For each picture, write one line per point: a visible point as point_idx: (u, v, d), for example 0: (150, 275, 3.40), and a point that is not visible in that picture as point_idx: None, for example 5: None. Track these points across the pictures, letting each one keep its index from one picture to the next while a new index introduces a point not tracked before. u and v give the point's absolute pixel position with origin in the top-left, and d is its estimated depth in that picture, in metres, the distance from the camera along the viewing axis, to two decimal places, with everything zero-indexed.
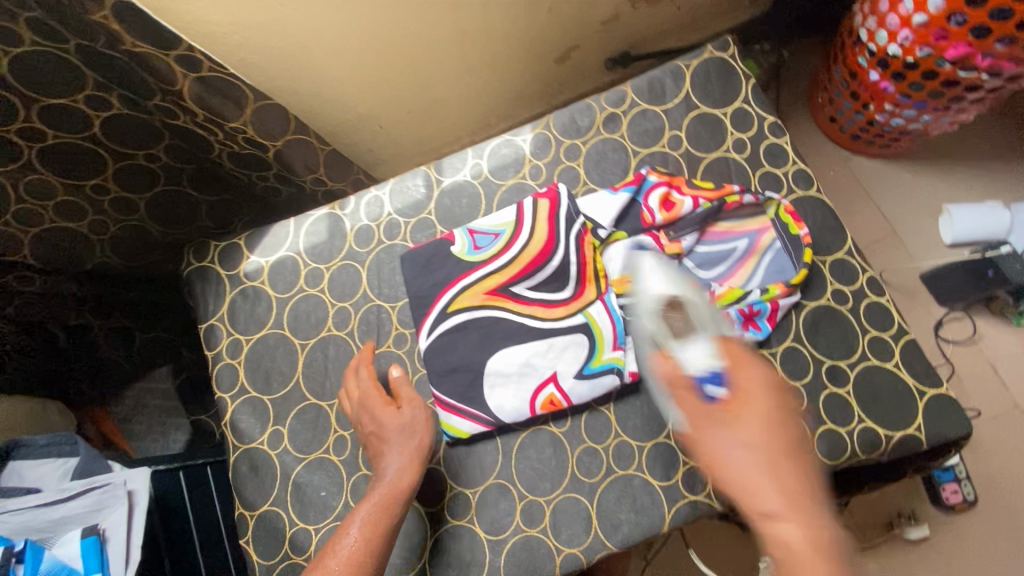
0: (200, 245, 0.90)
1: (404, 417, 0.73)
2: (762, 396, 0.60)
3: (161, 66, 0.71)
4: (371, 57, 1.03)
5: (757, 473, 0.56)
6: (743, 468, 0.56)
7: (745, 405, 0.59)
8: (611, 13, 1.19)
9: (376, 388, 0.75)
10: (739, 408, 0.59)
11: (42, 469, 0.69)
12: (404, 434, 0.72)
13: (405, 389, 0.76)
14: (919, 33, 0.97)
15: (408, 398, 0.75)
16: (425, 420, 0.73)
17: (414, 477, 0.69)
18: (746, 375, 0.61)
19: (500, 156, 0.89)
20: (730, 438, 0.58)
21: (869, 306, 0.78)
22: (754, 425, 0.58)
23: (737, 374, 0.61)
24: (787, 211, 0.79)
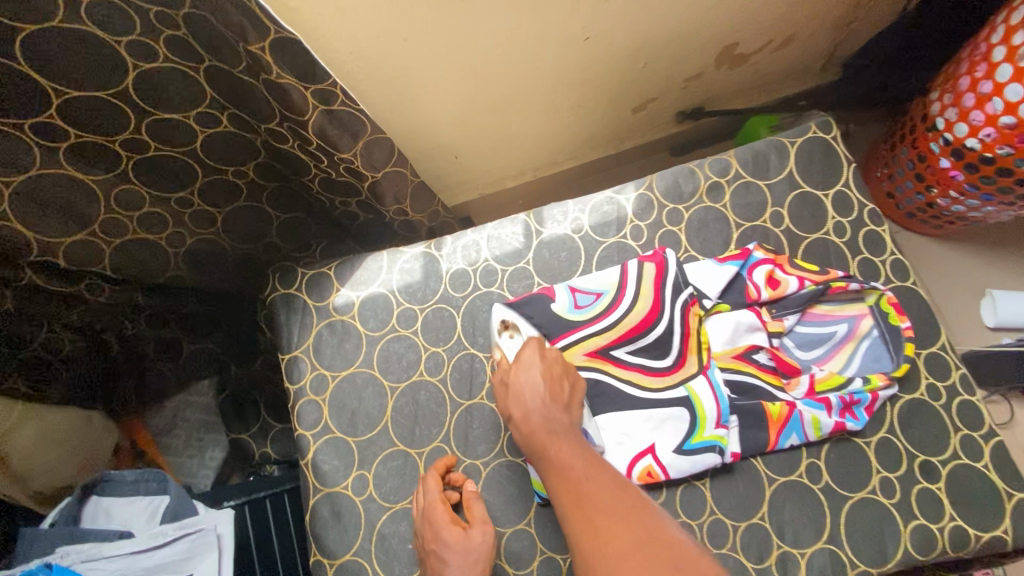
0: (287, 272, 0.87)
1: (467, 541, 0.66)
2: (546, 417, 0.65)
3: (297, 96, 0.69)
4: (469, 93, 1.02)
5: (583, 481, 0.57)
6: (578, 478, 0.58)
7: (534, 425, 0.65)
8: (696, 72, 1.20)
9: (442, 503, 0.69)
10: (532, 426, 0.65)
11: (132, 506, 0.74)
12: (462, 565, 0.65)
13: (477, 507, 0.69)
14: (1003, 133, 1.00)
15: (479, 518, 0.68)
16: (487, 554, 0.66)
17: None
18: (520, 390, 0.68)
19: (602, 214, 0.89)
20: (555, 453, 0.62)
21: (961, 404, 0.79)
22: (545, 439, 0.63)
23: (525, 388, 0.68)
24: (889, 302, 0.80)
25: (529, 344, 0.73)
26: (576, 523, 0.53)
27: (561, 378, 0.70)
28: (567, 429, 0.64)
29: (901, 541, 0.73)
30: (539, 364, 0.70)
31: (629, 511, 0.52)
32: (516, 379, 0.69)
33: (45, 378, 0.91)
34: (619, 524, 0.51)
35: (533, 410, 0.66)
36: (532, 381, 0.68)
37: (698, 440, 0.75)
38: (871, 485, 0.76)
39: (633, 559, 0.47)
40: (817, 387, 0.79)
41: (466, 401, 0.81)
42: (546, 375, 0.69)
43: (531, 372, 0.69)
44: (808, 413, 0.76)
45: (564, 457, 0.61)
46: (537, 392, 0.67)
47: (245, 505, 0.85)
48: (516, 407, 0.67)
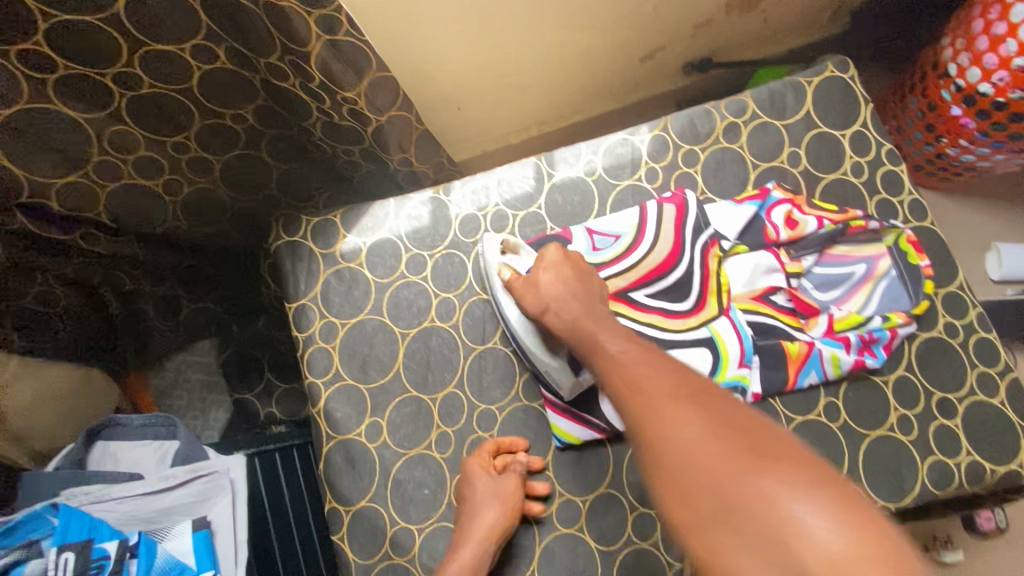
0: (290, 219, 0.84)
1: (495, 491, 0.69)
2: (581, 303, 0.65)
3: (299, 25, 0.64)
4: (474, 37, 0.97)
5: (640, 370, 0.54)
6: (630, 365, 0.55)
7: (575, 313, 0.65)
8: (705, 18, 1.17)
9: (485, 452, 0.73)
10: (576, 315, 0.64)
11: (137, 453, 0.73)
12: (487, 504, 0.68)
13: (516, 465, 0.73)
14: (1017, 76, 0.99)
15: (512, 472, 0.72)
16: (512, 505, 0.70)
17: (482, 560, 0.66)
18: (547, 284, 0.68)
19: (615, 155, 0.86)
20: (612, 345, 0.59)
21: (978, 341, 0.79)
22: (592, 326, 0.63)
23: (553, 284, 0.68)
24: (908, 241, 0.79)
25: (552, 244, 0.72)
26: (636, 407, 0.50)
27: (588, 272, 0.70)
28: (604, 317, 0.64)
29: (919, 477, 0.73)
30: (567, 262, 0.70)
31: (699, 394, 0.49)
32: (541, 277, 0.69)
33: (41, 330, 0.87)
34: (689, 408, 0.47)
35: (568, 299, 0.66)
36: (561, 277, 0.68)
37: (721, 380, 0.74)
38: (889, 423, 0.76)
39: (716, 440, 0.44)
40: (835, 326, 0.78)
41: (479, 346, 0.79)
42: (574, 269, 0.69)
43: (558, 270, 0.68)
44: (828, 350, 0.76)
45: (619, 351, 0.58)
46: (567, 284, 0.67)
47: (255, 457, 0.84)
48: (548, 299, 0.67)
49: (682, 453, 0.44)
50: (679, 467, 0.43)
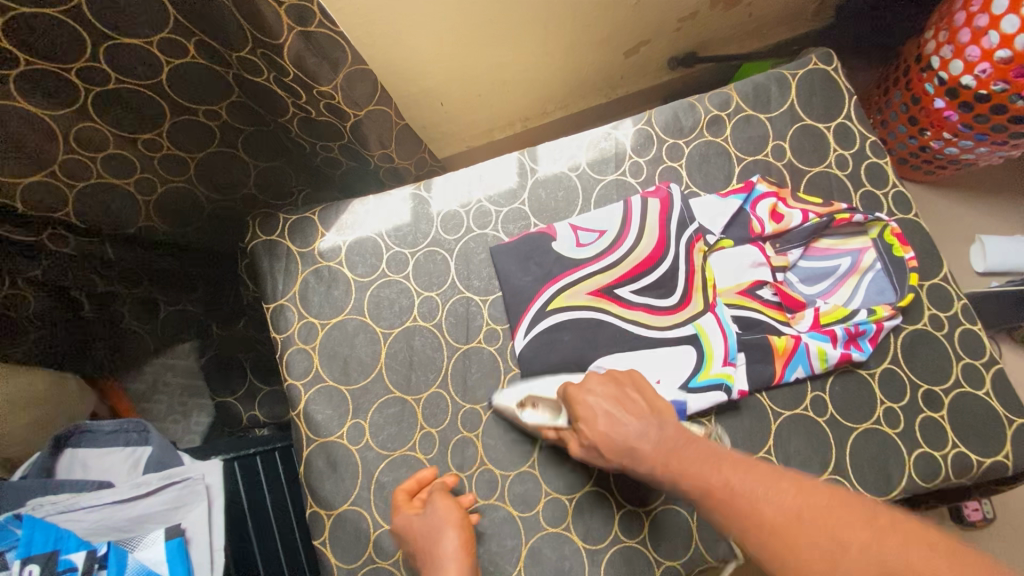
0: (267, 217, 0.82)
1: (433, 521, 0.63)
2: (648, 437, 0.62)
3: (270, 16, 0.63)
4: (456, 31, 0.96)
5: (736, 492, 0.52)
6: (727, 489, 0.53)
7: (652, 449, 0.61)
8: (689, 11, 1.16)
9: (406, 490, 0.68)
10: (652, 459, 0.60)
11: (109, 460, 0.71)
12: (427, 536, 0.62)
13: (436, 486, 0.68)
14: (998, 68, 0.99)
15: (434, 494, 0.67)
16: (452, 517, 0.63)
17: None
18: (603, 431, 0.64)
19: (600, 150, 0.85)
20: (702, 472, 0.55)
21: (963, 333, 0.79)
22: (676, 462, 0.58)
23: (607, 428, 0.64)
24: (893, 233, 0.79)
25: (572, 390, 0.68)
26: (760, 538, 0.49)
27: (624, 391, 0.67)
28: (680, 439, 0.60)
29: (906, 470, 0.73)
30: (611, 393, 0.67)
31: (832, 500, 0.49)
32: (592, 426, 0.65)
33: (12, 336, 0.85)
34: (813, 518, 0.48)
35: (633, 437, 0.62)
36: (608, 415, 0.65)
37: (704, 378, 0.73)
38: (876, 416, 0.75)
39: (882, 550, 0.44)
40: (821, 320, 0.77)
41: (463, 344, 0.78)
42: (613, 397, 0.66)
43: (600, 411, 0.65)
44: (814, 345, 0.75)
45: (704, 471, 0.55)
46: (621, 422, 0.64)
47: (234, 462, 0.81)
48: (616, 448, 0.63)
49: (856, 568, 0.43)
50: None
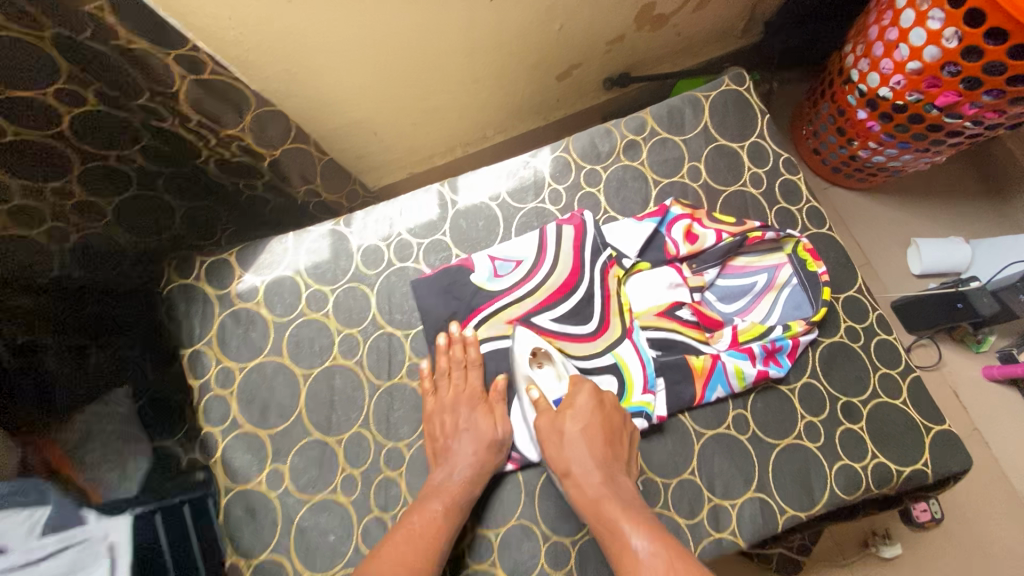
0: (183, 260, 0.81)
1: (457, 429, 0.71)
2: (606, 478, 0.66)
3: (157, 64, 0.64)
4: (377, 66, 0.97)
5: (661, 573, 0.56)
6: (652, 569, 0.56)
7: (597, 490, 0.65)
8: (616, 34, 1.18)
9: (478, 390, 0.75)
10: (598, 492, 0.64)
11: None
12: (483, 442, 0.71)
13: (500, 407, 0.74)
14: (911, 79, 1.01)
15: (502, 415, 0.74)
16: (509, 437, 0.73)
17: (459, 516, 0.66)
18: (572, 441, 0.68)
19: (519, 179, 0.86)
20: (630, 531, 0.60)
21: (879, 344, 0.80)
22: (615, 511, 0.62)
23: (582, 439, 0.68)
24: (805, 249, 0.80)
25: (585, 388, 0.72)
26: None
27: (620, 436, 0.70)
28: (630, 504, 0.64)
29: (828, 483, 0.73)
30: (601, 427, 0.69)
31: None
32: (572, 432, 0.69)
33: None
34: None
35: (592, 467, 0.66)
36: (588, 431, 0.69)
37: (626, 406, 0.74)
38: (797, 431, 0.76)
39: None
40: (740, 337, 0.78)
41: (384, 382, 0.77)
42: (603, 428, 0.69)
43: (591, 428, 0.69)
44: (732, 363, 0.76)
45: (636, 535, 0.60)
46: (596, 446, 0.68)
47: (156, 512, 0.78)
48: (575, 460, 0.67)
49: None
50: None
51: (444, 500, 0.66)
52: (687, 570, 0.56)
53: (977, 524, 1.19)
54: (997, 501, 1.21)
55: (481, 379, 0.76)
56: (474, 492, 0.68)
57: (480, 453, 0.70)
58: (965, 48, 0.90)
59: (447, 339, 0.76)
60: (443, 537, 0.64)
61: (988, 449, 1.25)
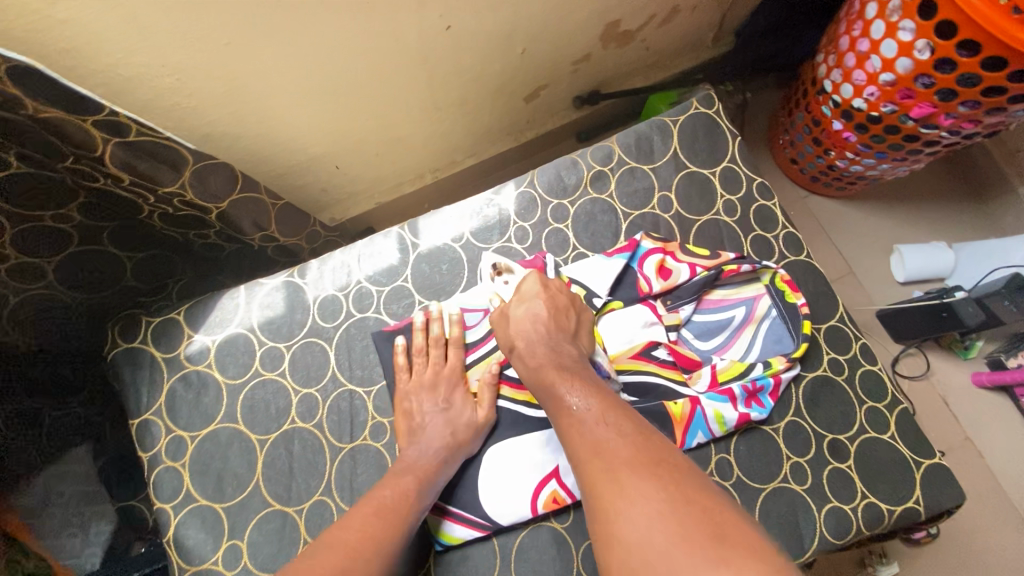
0: (127, 322, 0.77)
1: (433, 408, 0.70)
2: (550, 348, 0.65)
3: (76, 131, 0.60)
4: (331, 102, 0.93)
5: (598, 424, 0.54)
6: (589, 423, 0.54)
7: (541, 359, 0.64)
8: (583, 53, 1.15)
9: (461, 377, 0.74)
10: (539, 361, 0.64)
11: None
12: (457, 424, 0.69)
13: (486, 390, 0.73)
14: (884, 90, 0.98)
15: (487, 400, 0.72)
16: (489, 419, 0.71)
17: (419, 498, 0.63)
18: (518, 320, 0.69)
19: (483, 218, 0.82)
20: (567, 390, 0.58)
21: (864, 376, 0.77)
22: (553, 373, 0.61)
23: (526, 316, 0.69)
24: (783, 279, 0.77)
25: (531, 276, 0.73)
26: (590, 468, 0.50)
27: (567, 310, 0.70)
28: (570, 367, 0.63)
29: (817, 529, 0.69)
30: (545, 306, 0.69)
31: (656, 457, 0.49)
32: (516, 311, 0.70)
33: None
34: (641, 473, 0.47)
35: (537, 341, 0.66)
36: (533, 311, 0.69)
37: None
38: (784, 473, 0.72)
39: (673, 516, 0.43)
40: (719, 378, 0.75)
41: (347, 444, 0.73)
42: (550, 307, 0.69)
43: (534, 305, 0.69)
44: (711, 408, 0.72)
45: (572, 392, 0.58)
46: (539, 320, 0.68)
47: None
48: (520, 336, 0.67)
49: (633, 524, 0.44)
50: (633, 545, 0.43)
51: (415, 478, 0.64)
52: (631, 430, 0.52)
53: (976, 539, 1.16)
54: (993, 514, 1.18)
55: (460, 363, 0.74)
56: (442, 475, 0.66)
57: (455, 434, 0.69)
58: (938, 60, 0.87)
59: (424, 317, 0.76)
60: (405, 523, 0.60)
61: (982, 459, 1.22)
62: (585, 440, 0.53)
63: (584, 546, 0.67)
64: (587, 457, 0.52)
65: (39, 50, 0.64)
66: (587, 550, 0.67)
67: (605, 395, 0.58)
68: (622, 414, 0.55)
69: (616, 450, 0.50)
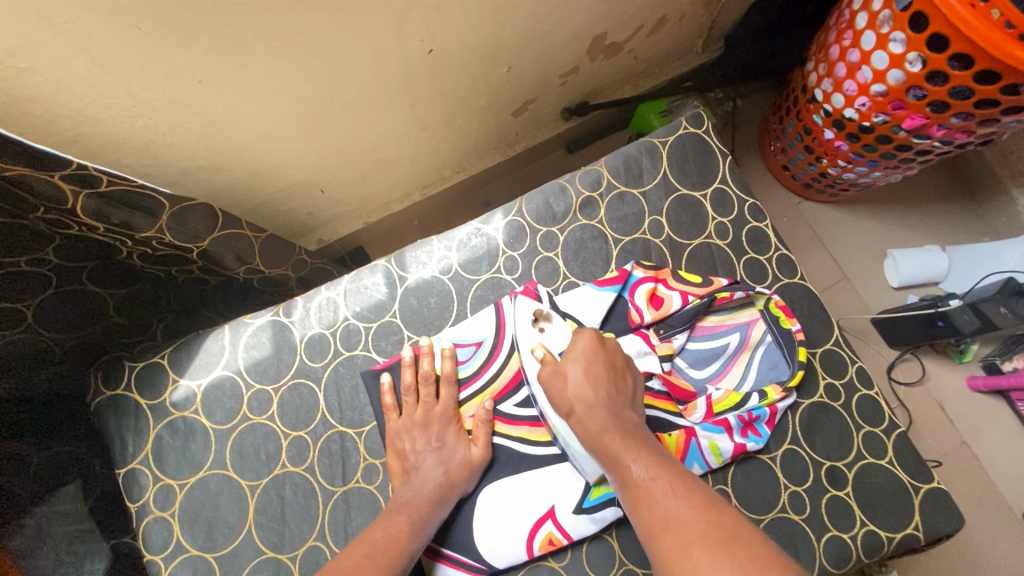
0: (109, 369, 0.75)
1: (427, 447, 0.68)
2: (613, 412, 0.60)
3: (43, 185, 0.58)
4: (312, 130, 0.90)
5: (668, 497, 0.50)
6: (658, 495, 0.50)
7: (603, 423, 0.59)
8: (570, 67, 1.13)
9: (454, 415, 0.71)
10: (600, 426, 0.58)
11: None
12: (447, 464, 0.67)
13: (481, 429, 0.70)
14: (876, 101, 0.97)
15: (481, 438, 0.70)
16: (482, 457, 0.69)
17: (413, 538, 0.61)
18: (574, 382, 0.63)
19: (470, 249, 0.80)
20: (631, 461, 0.54)
21: (860, 400, 0.76)
22: (617, 442, 0.56)
23: (582, 381, 0.62)
24: (777, 305, 0.76)
25: (585, 332, 0.67)
26: (664, 548, 0.47)
27: (624, 371, 0.65)
28: (632, 433, 0.58)
29: (817, 560, 0.69)
30: (602, 371, 0.63)
31: (734, 539, 0.45)
32: (570, 373, 0.63)
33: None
34: (721, 558, 0.44)
35: (597, 403, 0.60)
36: (591, 371, 0.63)
37: (598, 495, 0.68)
38: (782, 503, 0.71)
39: None
40: (714, 408, 0.73)
41: (339, 488, 0.71)
42: (606, 367, 0.64)
43: (591, 367, 0.63)
44: (706, 439, 0.71)
45: (637, 462, 0.54)
46: (597, 385, 0.62)
47: None
48: (578, 399, 0.61)
49: None
50: None
51: (410, 515, 0.63)
52: (704, 504, 0.49)
53: (974, 544, 1.17)
54: (991, 517, 1.18)
55: (452, 399, 0.72)
56: (438, 514, 0.65)
57: (450, 474, 0.67)
58: (929, 72, 0.85)
59: (413, 353, 0.73)
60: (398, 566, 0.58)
61: (979, 463, 1.22)
62: (656, 515, 0.49)
63: None
64: (660, 535, 0.48)
65: (3, 98, 0.61)
66: None
67: (669, 462, 0.54)
68: (689, 484, 0.51)
69: (692, 527, 0.47)
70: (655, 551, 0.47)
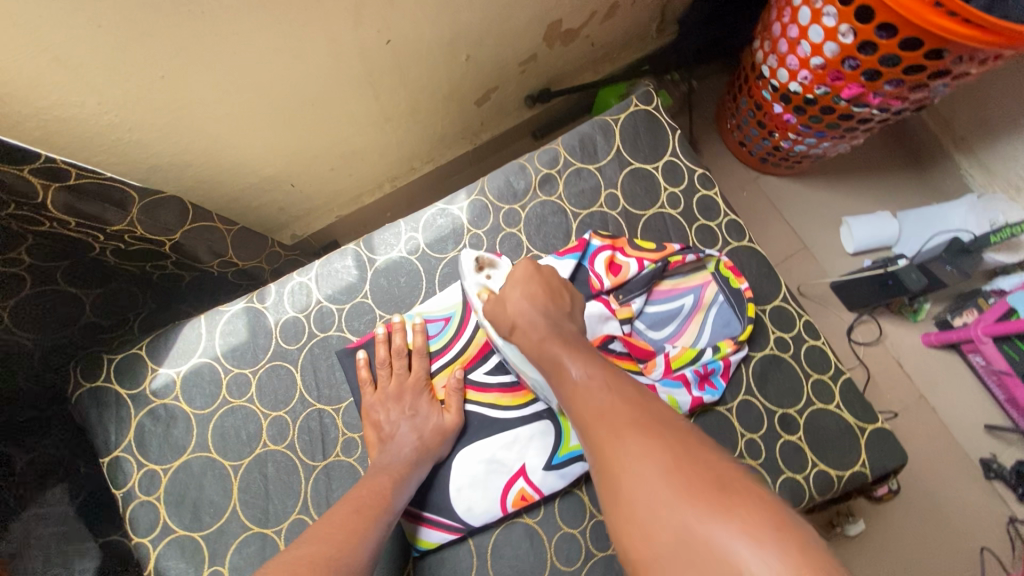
0: (88, 362, 0.77)
1: (401, 416, 0.71)
2: (550, 323, 0.65)
3: (13, 180, 0.60)
4: (277, 124, 0.93)
5: (600, 390, 0.53)
6: (591, 390, 0.53)
7: (543, 335, 0.63)
8: (528, 55, 1.17)
9: (426, 384, 0.75)
10: (543, 337, 0.62)
11: None
12: (422, 429, 0.71)
13: (451, 397, 0.74)
14: (817, 74, 1.02)
15: (451, 404, 0.74)
16: (453, 422, 0.73)
17: (394, 497, 0.64)
18: (516, 301, 0.68)
19: (436, 229, 0.84)
20: (569, 363, 0.58)
21: (808, 351, 0.81)
22: (557, 348, 0.60)
23: (523, 301, 0.68)
24: (727, 266, 0.81)
25: (524, 261, 0.73)
26: (596, 432, 0.49)
27: (562, 291, 0.71)
28: (570, 342, 0.61)
29: None
30: (541, 292, 0.69)
31: (658, 420, 0.48)
32: (511, 296, 0.69)
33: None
34: (641, 433, 0.47)
35: (538, 319, 0.65)
36: (536, 298, 0.68)
37: (565, 452, 0.72)
38: (739, 451, 0.76)
39: (677, 480, 0.43)
40: (672, 365, 0.78)
41: (321, 462, 0.74)
42: (546, 291, 0.69)
43: (536, 295, 0.68)
44: (666, 394, 0.75)
45: (574, 366, 0.57)
46: (538, 304, 0.67)
47: None
48: (523, 318, 0.66)
49: (639, 487, 0.44)
50: (637, 501, 0.43)
51: (391, 475, 0.66)
52: (634, 396, 0.52)
53: (932, 491, 1.23)
54: (948, 464, 1.25)
55: (424, 371, 0.76)
56: (418, 475, 0.68)
57: (425, 438, 0.70)
58: (861, 43, 0.91)
59: (387, 329, 0.77)
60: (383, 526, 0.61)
61: (935, 415, 1.29)
62: (589, 406, 0.52)
63: (555, 537, 0.71)
64: (592, 423, 0.51)
65: None
66: (559, 542, 0.71)
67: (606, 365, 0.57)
68: (622, 381, 0.54)
69: (619, 411, 0.50)
70: (589, 438, 0.50)
